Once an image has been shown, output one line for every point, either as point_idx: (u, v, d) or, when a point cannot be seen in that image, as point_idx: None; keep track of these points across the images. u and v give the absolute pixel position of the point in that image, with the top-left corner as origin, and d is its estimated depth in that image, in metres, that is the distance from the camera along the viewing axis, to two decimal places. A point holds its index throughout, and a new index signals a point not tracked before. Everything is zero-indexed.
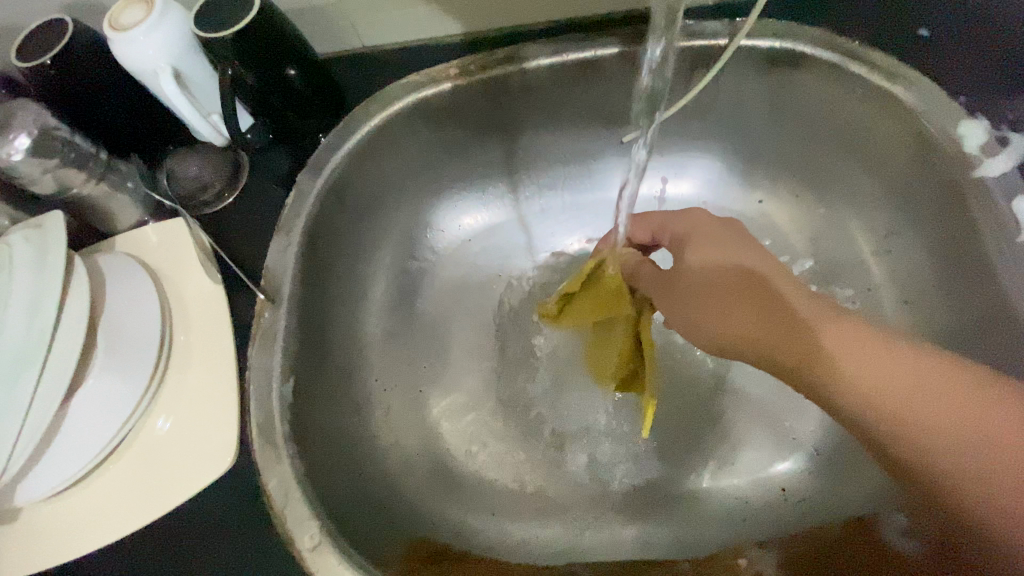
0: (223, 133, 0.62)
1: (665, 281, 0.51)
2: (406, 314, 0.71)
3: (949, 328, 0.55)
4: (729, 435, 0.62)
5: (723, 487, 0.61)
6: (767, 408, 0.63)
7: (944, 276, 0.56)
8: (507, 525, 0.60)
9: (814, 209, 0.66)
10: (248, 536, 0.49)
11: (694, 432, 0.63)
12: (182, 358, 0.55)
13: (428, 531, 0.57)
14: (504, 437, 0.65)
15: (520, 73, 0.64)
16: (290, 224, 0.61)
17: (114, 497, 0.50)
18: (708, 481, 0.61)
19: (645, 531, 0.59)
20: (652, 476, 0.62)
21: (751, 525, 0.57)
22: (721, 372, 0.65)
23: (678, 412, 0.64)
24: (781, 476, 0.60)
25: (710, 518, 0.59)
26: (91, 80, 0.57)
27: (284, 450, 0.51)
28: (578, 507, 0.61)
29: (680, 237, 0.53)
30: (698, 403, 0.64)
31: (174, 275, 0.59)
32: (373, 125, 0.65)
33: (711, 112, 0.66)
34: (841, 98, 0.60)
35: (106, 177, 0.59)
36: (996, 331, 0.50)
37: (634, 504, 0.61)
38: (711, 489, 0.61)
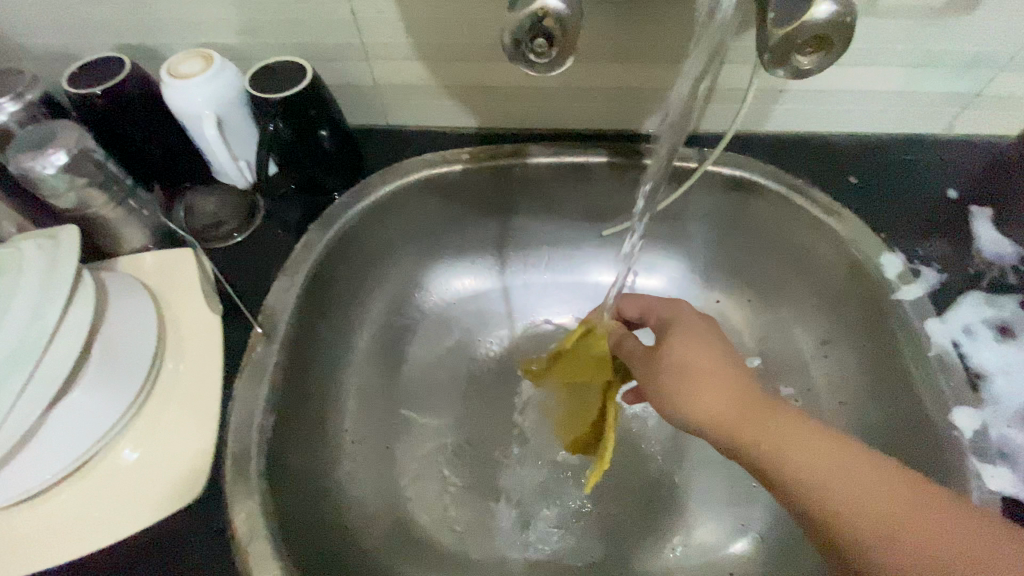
0: (246, 177, 0.68)
1: (648, 354, 0.56)
2: (386, 367, 0.74)
3: (876, 428, 0.62)
4: (682, 515, 0.65)
5: (676, 568, 0.63)
6: (719, 492, 0.66)
7: (870, 381, 0.64)
8: None
9: (763, 313, 0.75)
10: (203, 571, 0.48)
11: (650, 509, 0.66)
12: (167, 381, 0.56)
13: None
14: (468, 499, 0.66)
15: (523, 166, 0.74)
16: (295, 267, 0.65)
17: (69, 516, 0.49)
18: (662, 560, 0.63)
19: None
20: (609, 551, 0.63)
21: None
22: (678, 454, 0.69)
23: (636, 488, 0.67)
24: (730, 559, 0.63)
25: None
26: (134, 114, 0.62)
27: (256, 483, 0.51)
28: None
29: (665, 321, 0.57)
30: (655, 482, 0.67)
31: (173, 300, 0.60)
32: (385, 190, 0.72)
33: (680, 220, 0.76)
34: (787, 222, 0.71)
35: (124, 201, 0.63)
36: (914, 433, 0.57)
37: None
38: (664, 568, 0.62)
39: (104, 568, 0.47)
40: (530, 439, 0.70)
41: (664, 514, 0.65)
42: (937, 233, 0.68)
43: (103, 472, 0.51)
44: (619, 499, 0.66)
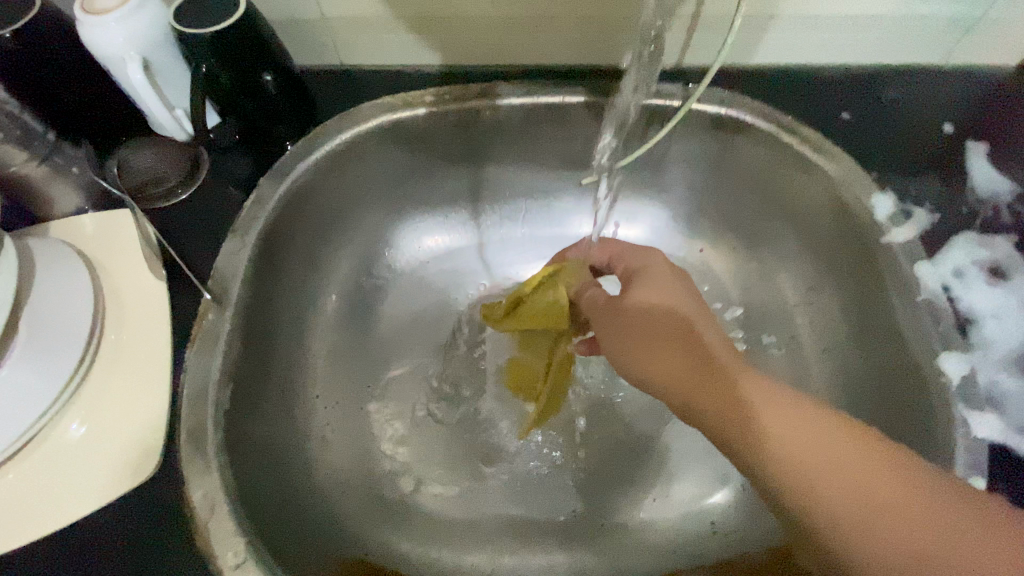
0: (186, 129, 0.61)
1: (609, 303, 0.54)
2: (356, 330, 0.70)
3: (861, 376, 0.60)
4: (664, 467, 0.65)
5: (656, 520, 0.62)
6: (702, 442, 0.65)
7: (857, 328, 0.62)
8: (442, 552, 0.59)
9: (747, 261, 0.72)
10: (163, 551, 0.45)
11: (629, 464, 0.65)
12: (112, 355, 0.51)
13: (360, 555, 0.55)
14: (446, 461, 0.64)
15: (492, 109, 0.68)
16: (246, 226, 0.59)
17: (14, 501, 0.46)
18: (642, 514, 0.62)
19: (580, 561, 0.59)
20: (591, 506, 0.62)
21: (681, 557, 0.59)
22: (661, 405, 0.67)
23: (616, 444, 0.65)
24: (712, 509, 0.62)
25: (643, 549, 0.60)
26: (51, 60, 0.55)
27: (214, 459, 0.48)
28: (515, 535, 0.61)
29: (630, 272, 0.56)
30: (638, 435, 0.66)
31: (114, 267, 0.56)
32: (343, 139, 0.66)
33: (662, 164, 0.72)
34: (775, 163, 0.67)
35: (49, 158, 0.57)
36: (900, 380, 0.56)
37: (571, 535, 0.61)
38: (645, 520, 0.62)
39: (56, 553, 0.45)
40: (509, 397, 0.68)
41: (643, 468, 0.65)
42: (932, 171, 0.65)
43: (47, 453, 0.48)
44: (597, 455, 0.65)
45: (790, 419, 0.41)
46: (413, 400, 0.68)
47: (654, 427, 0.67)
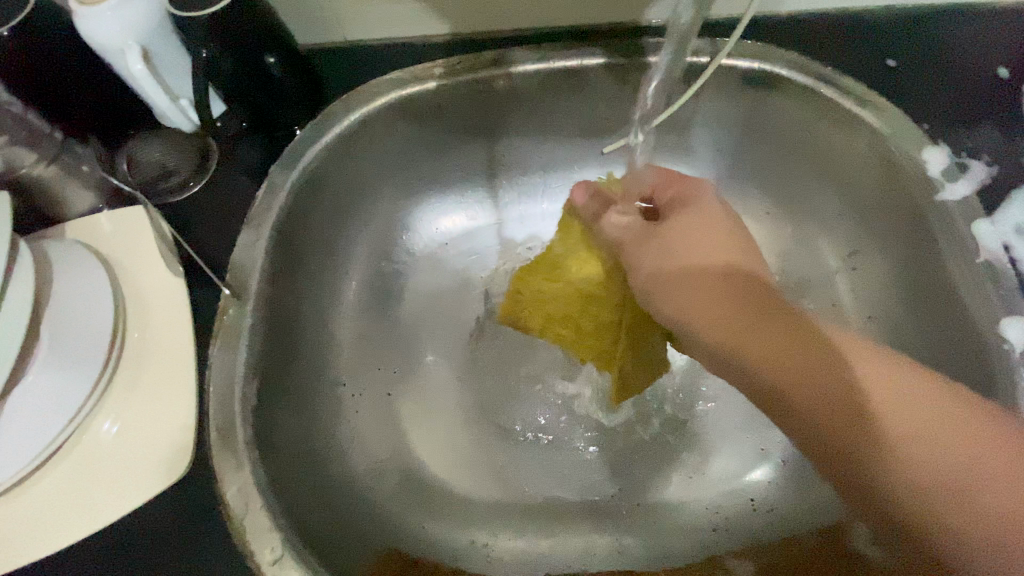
0: (192, 119, 0.59)
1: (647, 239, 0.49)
2: (379, 316, 0.69)
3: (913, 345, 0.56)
4: (701, 446, 0.62)
5: (695, 500, 0.60)
6: (742, 419, 0.63)
7: (908, 295, 0.57)
8: (478, 537, 0.59)
9: (783, 228, 0.68)
10: (203, 549, 0.45)
11: (666, 443, 0.63)
12: (137, 355, 0.51)
13: (396, 546, 0.54)
14: (476, 445, 0.63)
15: (506, 78, 0.64)
16: (261, 216, 0.58)
17: (56, 502, 0.46)
18: (680, 494, 0.61)
19: (617, 542, 0.59)
20: (628, 488, 0.61)
21: (723, 537, 0.58)
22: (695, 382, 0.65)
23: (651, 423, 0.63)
24: (753, 488, 0.60)
25: (683, 529, 0.59)
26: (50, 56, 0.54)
27: (246, 455, 0.47)
28: (551, 517, 0.60)
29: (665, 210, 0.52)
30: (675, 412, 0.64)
31: (132, 265, 0.55)
32: (353, 120, 0.63)
33: (689, 128, 0.67)
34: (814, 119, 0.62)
35: (57, 159, 0.56)
36: (958, 348, 0.52)
37: (608, 515, 0.60)
38: (685, 500, 0.60)
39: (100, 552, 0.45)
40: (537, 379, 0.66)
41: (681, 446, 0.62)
42: (989, 119, 0.59)
43: (84, 454, 0.48)
44: (634, 435, 0.63)
45: (863, 371, 0.41)
46: (441, 385, 0.67)
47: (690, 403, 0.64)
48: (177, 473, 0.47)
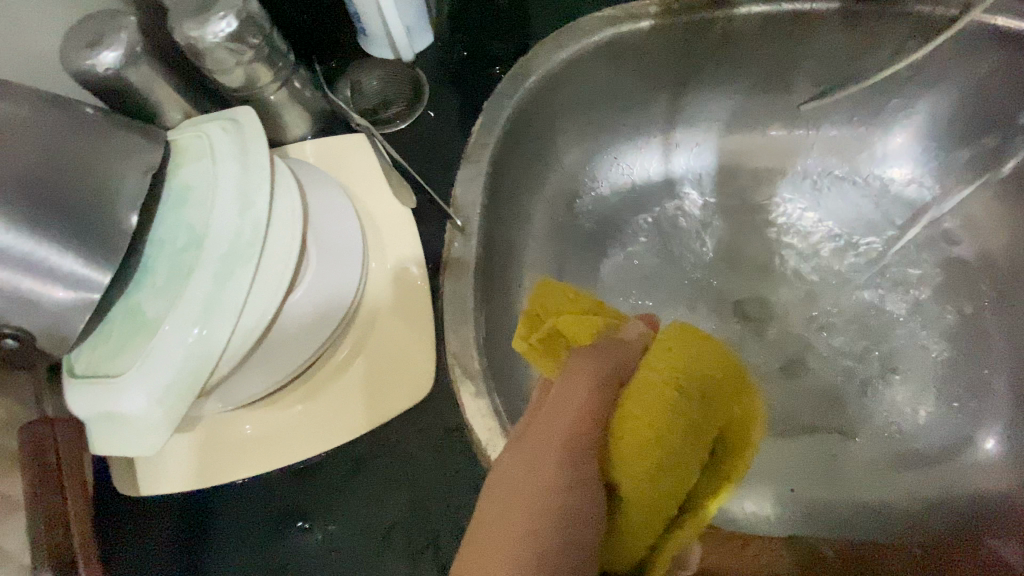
0: (406, 51, 0.57)
1: None
2: (557, 266, 0.68)
3: None
4: (884, 426, 0.61)
5: (792, 456, 0.61)
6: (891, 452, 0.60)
7: None
8: (758, 504, 0.59)
9: (1004, 200, 0.64)
10: (457, 464, 0.48)
11: (827, 375, 0.63)
12: (374, 279, 0.50)
13: None
14: None
15: (726, 19, 0.60)
16: (478, 153, 0.57)
17: (303, 413, 0.48)
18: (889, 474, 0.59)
19: (833, 506, 0.59)
20: (830, 467, 0.60)
21: (949, 507, 0.57)
22: (874, 414, 0.62)
23: (811, 366, 0.64)
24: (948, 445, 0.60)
25: (897, 511, 0.58)
26: None
27: (486, 385, 0.48)
28: (792, 480, 0.60)
29: None
30: (833, 404, 0.62)
31: (360, 191, 0.54)
32: (560, 58, 0.61)
33: (908, 87, 0.64)
34: None
35: (287, 82, 0.56)
36: None
37: (820, 478, 0.60)
38: (897, 471, 0.59)
39: (357, 454, 0.49)
40: None
41: (879, 412, 0.62)
42: None
43: (328, 369, 0.49)
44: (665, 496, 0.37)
45: None
46: None
47: (917, 230, 0.68)
48: (420, 394, 0.48)
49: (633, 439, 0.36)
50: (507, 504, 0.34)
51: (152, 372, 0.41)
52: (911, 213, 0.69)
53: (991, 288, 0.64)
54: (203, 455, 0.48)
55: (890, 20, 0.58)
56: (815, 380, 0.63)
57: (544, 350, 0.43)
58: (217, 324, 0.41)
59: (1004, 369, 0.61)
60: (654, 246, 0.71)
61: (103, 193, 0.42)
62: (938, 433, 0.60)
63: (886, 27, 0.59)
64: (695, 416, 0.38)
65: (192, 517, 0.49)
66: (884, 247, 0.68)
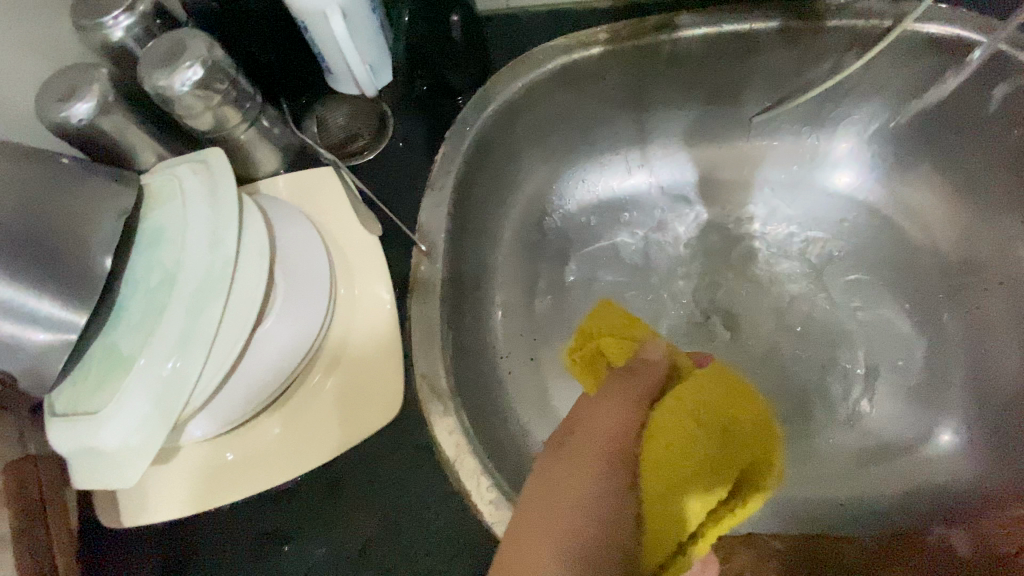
0: (370, 84, 0.61)
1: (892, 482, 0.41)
2: (527, 284, 0.71)
3: None
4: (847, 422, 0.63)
5: None
6: (854, 447, 0.62)
7: None
8: None
9: (949, 200, 0.67)
10: (428, 480, 0.50)
11: (791, 376, 0.65)
12: (344, 306, 0.53)
13: None
14: None
15: (672, 42, 0.64)
16: (441, 180, 0.59)
17: (279, 438, 0.50)
18: (853, 469, 0.61)
19: (800, 502, 0.60)
20: (795, 463, 0.62)
21: (910, 498, 0.59)
22: (835, 411, 0.64)
23: (775, 367, 0.66)
24: (909, 438, 0.62)
25: (860, 504, 0.60)
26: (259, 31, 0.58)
27: (453, 403, 0.50)
28: None
29: None
30: (795, 403, 0.64)
31: (329, 222, 0.56)
32: (518, 86, 0.64)
33: (852, 96, 0.67)
34: (966, 105, 0.62)
35: (256, 122, 0.58)
36: None
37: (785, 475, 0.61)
38: (859, 466, 0.61)
39: (332, 475, 0.51)
40: None
41: (841, 409, 0.64)
42: None
43: (302, 395, 0.51)
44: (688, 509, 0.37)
45: None
46: None
47: (870, 231, 0.71)
48: (390, 415, 0.50)
49: (659, 451, 0.36)
50: (545, 497, 0.33)
51: (128, 408, 0.42)
52: (864, 215, 0.72)
53: (942, 284, 0.66)
54: (183, 482, 0.50)
55: (827, 34, 0.61)
56: (780, 381, 0.65)
57: (584, 366, 0.48)
58: (190, 357, 0.43)
59: (960, 362, 0.63)
60: (621, 259, 0.74)
61: (77, 237, 0.44)
62: (897, 426, 0.63)
63: (824, 42, 0.62)
64: (717, 447, 0.38)
65: (174, 544, 0.50)
66: (839, 249, 0.71)
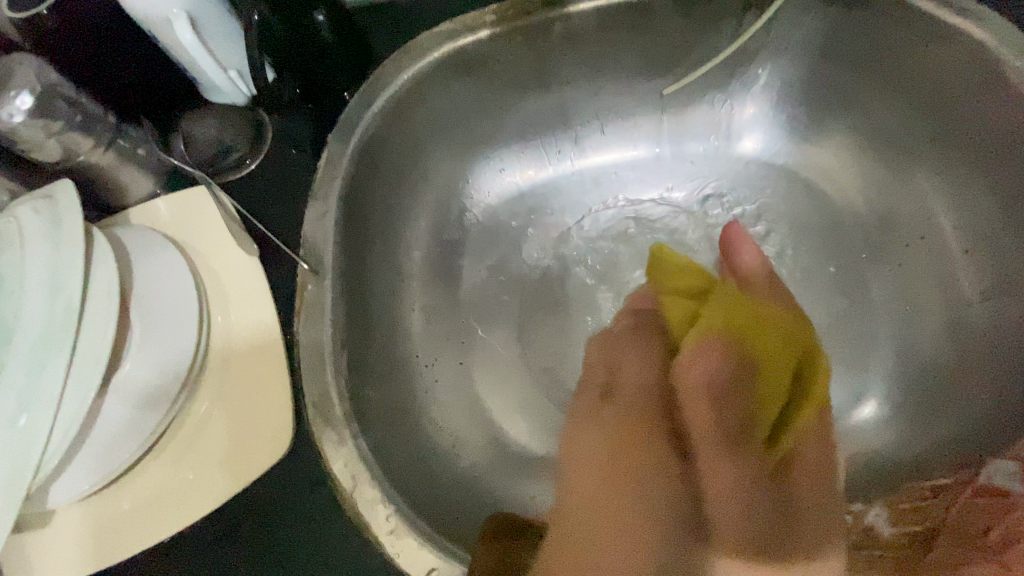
0: (245, 88, 0.57)
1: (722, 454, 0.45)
2: (445, 286, 0.67)
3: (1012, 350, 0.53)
4: None
5: None
6: None
7: (1003, 281, 0.55)
8: None
9: (865, 157, 0.65)
10: (330, 512, 0.47)
11: None
12: (223, 338, 0.49)
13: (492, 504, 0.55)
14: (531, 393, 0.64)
15: (562, 19, 0.60)
16: (325, 189, 0.55)
17: (160, 489, 0.46)
18: None
19: None
20: None
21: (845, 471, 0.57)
22: None
23: None
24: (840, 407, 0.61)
25: None
26: (100, 45, 0.53)
27: (348, 429, 0.47)
28: None
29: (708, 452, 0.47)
30: None
31: (203, 248, 0.52)
32: (405, 79, 0.60)
33: (758, 59, 0.64)
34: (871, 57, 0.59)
35: (114, 143, 0.53)
36: None
37: None
38: None
39: (227, 519, 0.47)
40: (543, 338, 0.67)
41: None
42: None
43: (183, 439, 0.47)
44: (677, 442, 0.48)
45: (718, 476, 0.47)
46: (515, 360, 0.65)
47: (792, 197, 0.69)
48: (282, 449, 0.47)
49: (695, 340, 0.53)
50: (597, 465, 0.48)
51: None
52: (785, 181, 0.69)
53: (865, 245, 0.65)
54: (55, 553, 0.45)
55: None
56: None
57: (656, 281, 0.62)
58: (34, 417, 0.39)
59: (887, 323, 0.62)
60: (542, 250, 0.71)
61: None
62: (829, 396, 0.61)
63: (719, 4, 0.59)
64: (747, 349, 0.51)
65: None
66: (762, 218, 0.69)
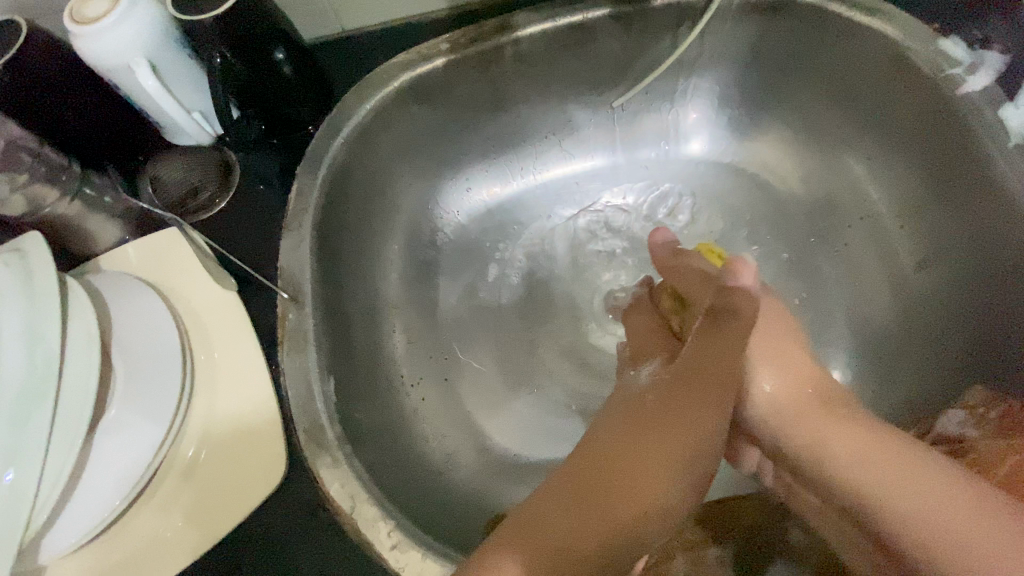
0: (208, 131, 0.58)
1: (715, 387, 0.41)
2: (423, 305, 0.69)
3: (952, 310, 0.57)
4: None
5: None
6: None
7: (937, 248, 0.60)
8: None
9: (802, 148, 0.70)
10: (330, 536, 0.47)
11: None
12: (207, 375, 0.50)
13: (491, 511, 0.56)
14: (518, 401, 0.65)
15: (513, 42, 0.63)
16: (298, 220, 0.57)
17: (153, 534, 0.45)
18: None
19: None
20: None
21: None
22: None
23: None
24: None
25: None
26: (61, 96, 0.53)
27: (341, 451, 0.48)
28: None
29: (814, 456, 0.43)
30: None
31: (180, 289, 0.53)
32: (367, 109, 0.62)
33: (696, 67, 0.69)
34: (796, 57, 0.65)
35: (80, 193, 0.53)
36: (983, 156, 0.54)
37: None
38: None
39: (225, 557, 0.47)
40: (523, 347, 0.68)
41: None
42: None
43: (172, 481, 0.47)
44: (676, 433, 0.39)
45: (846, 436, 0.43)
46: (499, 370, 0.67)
47: (742, 190, 0.74)
48: (276, 479, 0.47)
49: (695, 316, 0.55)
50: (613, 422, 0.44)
51: None
52: (733, 176, 0.74)
53: (813, 229, 0.69)
54: None
55: (656, 12, 0.63)
56: None
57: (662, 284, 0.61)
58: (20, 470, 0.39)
59: (840, 300, 0.66)
60: (514, 261, 0.74)
61: None
62: None
63: (655, 19, 0.63)
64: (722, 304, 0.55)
65: None
66: (717, 213, 0.73)
